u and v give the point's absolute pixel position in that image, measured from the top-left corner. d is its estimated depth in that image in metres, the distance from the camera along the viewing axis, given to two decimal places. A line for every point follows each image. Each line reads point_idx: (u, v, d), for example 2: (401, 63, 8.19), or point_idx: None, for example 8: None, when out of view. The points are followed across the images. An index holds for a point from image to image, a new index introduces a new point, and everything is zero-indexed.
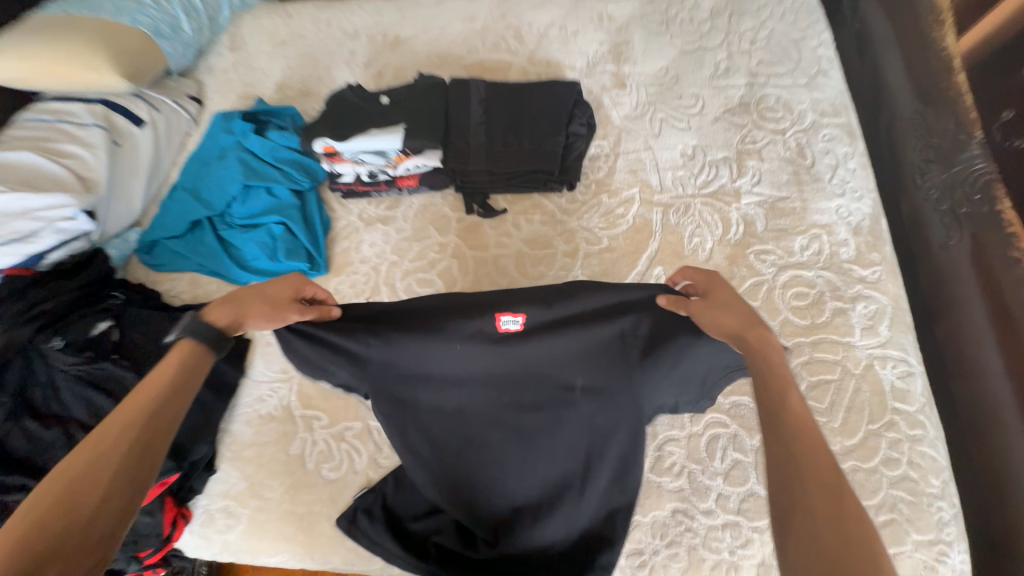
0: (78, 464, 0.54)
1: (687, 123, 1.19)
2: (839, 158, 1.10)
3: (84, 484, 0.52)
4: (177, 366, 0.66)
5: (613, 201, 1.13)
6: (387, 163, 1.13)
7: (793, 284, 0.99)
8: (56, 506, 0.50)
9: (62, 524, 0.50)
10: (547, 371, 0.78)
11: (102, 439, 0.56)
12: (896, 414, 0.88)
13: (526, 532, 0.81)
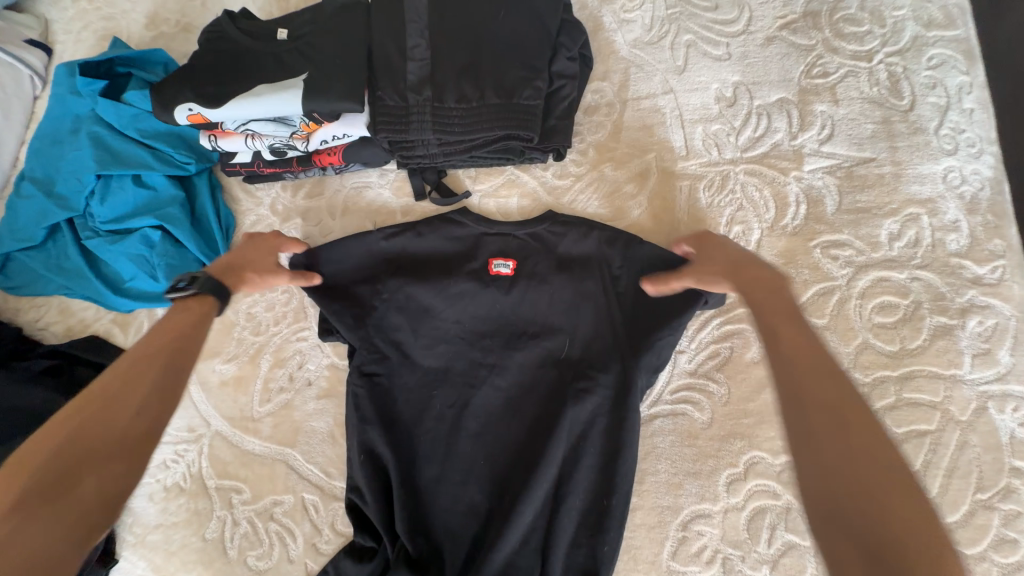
0: (105, 388, 0.51)
1: (726, 48, 0.81)
2: (949, 95, 0.75)
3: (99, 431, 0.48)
4: (192, 315, 0.59)
5: (617, 175, 0.81)
6: (294, 134, 0.79)
7: (876, 293, 0.70)
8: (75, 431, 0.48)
9: (82, 449, 0.47)
10: (528, 318, 0.75)
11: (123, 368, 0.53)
12: (1016, 479, 0.63)
13: (503, 512, 0.70)
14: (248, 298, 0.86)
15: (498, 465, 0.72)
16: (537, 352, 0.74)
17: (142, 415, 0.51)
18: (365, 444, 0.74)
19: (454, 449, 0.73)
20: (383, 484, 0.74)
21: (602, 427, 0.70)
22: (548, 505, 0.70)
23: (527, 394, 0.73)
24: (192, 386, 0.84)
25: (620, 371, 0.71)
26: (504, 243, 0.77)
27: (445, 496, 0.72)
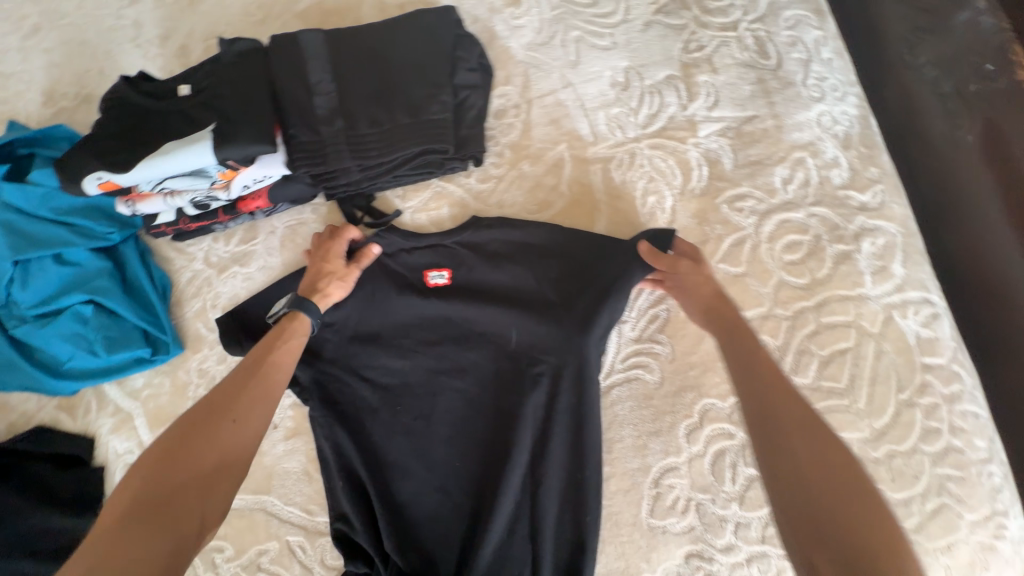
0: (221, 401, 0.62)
1: (611, 38, 0.88)
2: (809, 49, 0.84)
3: (217, 438, 0.58)
4: (288, 339, 0.70)
5: (535, 170, 0.85)
6: (213, 185, 0.79)
7: (782, 234, 0.77)
8: (190, 446, 0.57)
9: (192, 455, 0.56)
10: (473, 316, 0.79)
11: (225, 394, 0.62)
12: (928, 374, 0.71)
13: (485, 504, 0.73)
14: (198, 355, 0.86)
15: (474, 461, 0.75)
16: (491, 348, 0.78)
17: (248, 424, 0.61)
18: (344, 469, 0.76)
19: (430, 456, 0.76)
20: (367, 505, 0.75)
21: (562, 405, 0.74)
22: (527, 487, 0.72)
23: (488, 390, 0.77)
24: None
25: (571, 347, 0.75)
26: (436, 253, 0.80)
27: (429, 503, 0.74)
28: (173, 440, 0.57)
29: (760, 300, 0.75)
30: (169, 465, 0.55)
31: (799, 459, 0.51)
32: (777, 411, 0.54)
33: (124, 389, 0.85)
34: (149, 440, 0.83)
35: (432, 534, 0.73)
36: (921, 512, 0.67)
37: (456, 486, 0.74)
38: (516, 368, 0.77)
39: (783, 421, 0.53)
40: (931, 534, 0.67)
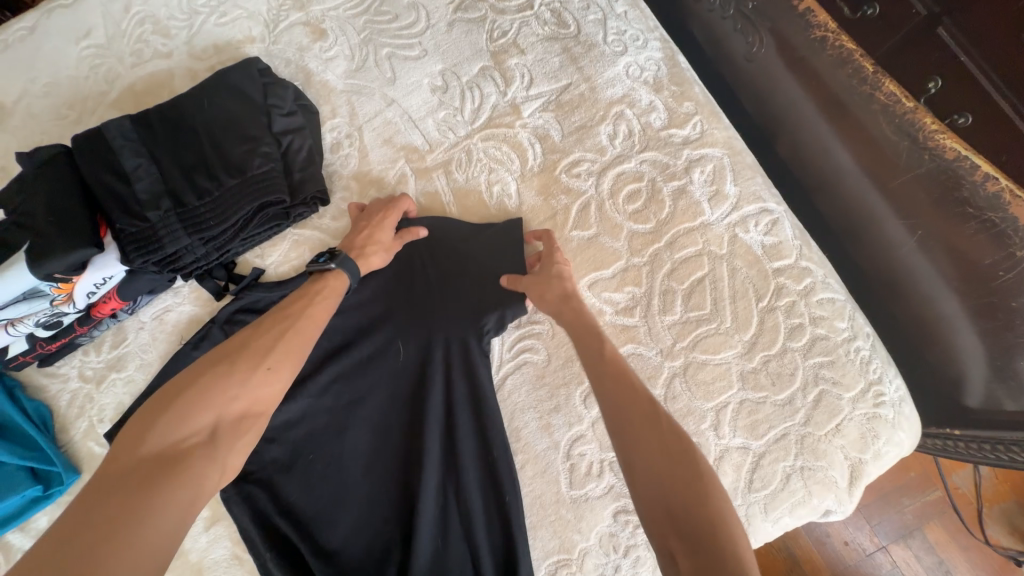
0: (271, 335, 0.64)
1: (419, 46, 0.89)
2: (603, 8, 0.87)
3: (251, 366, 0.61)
4: (331, 285, 0.71)
5: (382, 191, 0.86)
6: (55, 301, 0.77)
7: (620, 187, 0.80)
8: (212, 384, 0.58)
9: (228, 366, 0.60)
10: (355, 342, 0.80)
11: (227, 352, 0.62)
12: (780, 277, 0.75)
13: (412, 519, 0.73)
14: None
15: (394, 482, 0.76)
16: (384, 368, 0.80)
17: (278, 368, 0.62)
18: (267, 535, 0.74)
19: (350, 491, 0.76)
20: (299, 565, 0.73)
21: (461, 399, 0.77)
22: (448, 486, 0.74)
23: (391, 409, 0.78)
24: None
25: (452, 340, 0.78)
26: None
27: (361, 538, 0.73)
28: (214, 364, 0.60)
29: (617, 254, 0.78)
30: (187, 414, 0.56)
31: (646, 458, 0.54)
32: (627, 406, 0.58)
33: (31, 531, 0.82)
34: None
35: (370, 566, 0.72)
36: (806, 405, 0.71)
37: (383, 509, 0.75)
38: (410, 377, 0.79)
39: (635, 424, 0.56)
40: (819, 422, 0.71)
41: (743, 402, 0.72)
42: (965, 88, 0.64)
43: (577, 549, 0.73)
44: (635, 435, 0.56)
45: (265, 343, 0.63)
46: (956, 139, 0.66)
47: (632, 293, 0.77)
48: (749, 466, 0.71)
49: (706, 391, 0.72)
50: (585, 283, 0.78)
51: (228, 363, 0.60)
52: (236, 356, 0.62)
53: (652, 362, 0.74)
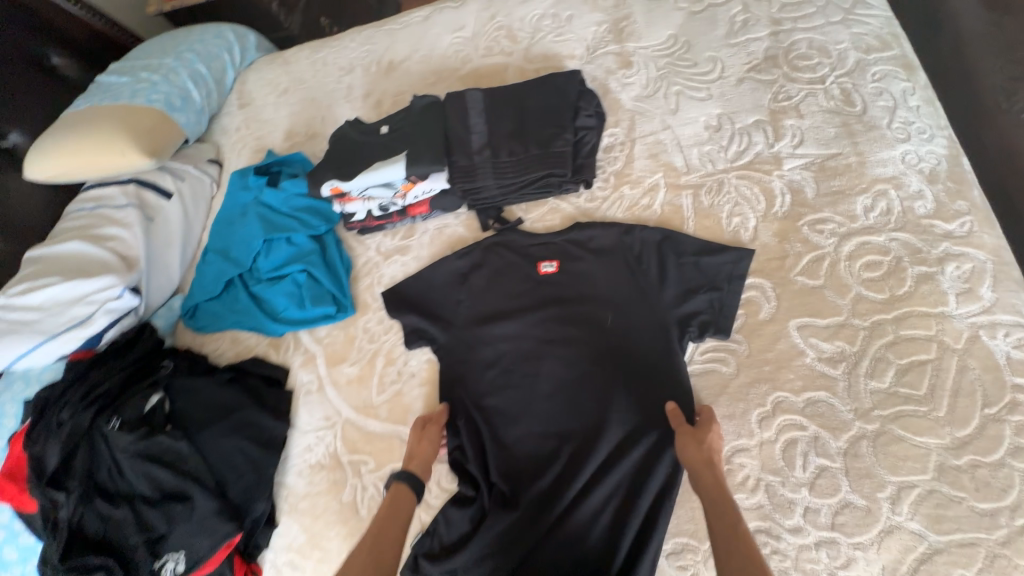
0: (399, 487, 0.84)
1: (707, 91, 1.07)
2: (896, 97, 0.94)
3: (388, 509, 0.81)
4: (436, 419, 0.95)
5: (635, 192, 1.05)
6: (396, 193, 1.10)
7: (862, 254, 0.86)
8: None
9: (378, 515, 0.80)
10: (574, 301, 1.00)
11: (371, 539, 0.76)
12: (1020, 393, 0.73)
13: (579, 451, 0.89)
14: (364, 316, 1.15)
15: (570, 416, 0.92)
16: (591, 328, 0.97)
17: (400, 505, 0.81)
18: (465, 408, 0.97)
19: (533, 407, 0.94)
20: (480, 441, 0.95)
21: (647, 376, 0.91)
22: (614, 439, 0.89)
23: (585, 360, 0.95)
24: (327, 386, 1.11)
25: (656, 329, 0.93)
26: (550, 249, 1.05)
27: (529, 444, 0.92)
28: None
29: (837, 310, 0.84)
30: None
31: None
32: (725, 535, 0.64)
33: (312, 336, 1.17)
34: (324, 374, 1.12)
35: (532, 468, 0.91)
36: (1009, 526, 0.68)
37: (553, 434, 0.92)
38: (609, 344, 0.95)
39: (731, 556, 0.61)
40: (1022, 551, 0.67)
41: (933, 491, 0.72)
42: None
43: (706, 545, 0.81)
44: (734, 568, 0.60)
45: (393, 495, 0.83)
46: None
47: (840, 348, 0.82)
48: (919, 555, 0.70)
49: (894, 464, 0.74)
50: (795, 324, 0.85)
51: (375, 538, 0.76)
52: (377, 537, 0.76)
53: (842, 415, 0.78)
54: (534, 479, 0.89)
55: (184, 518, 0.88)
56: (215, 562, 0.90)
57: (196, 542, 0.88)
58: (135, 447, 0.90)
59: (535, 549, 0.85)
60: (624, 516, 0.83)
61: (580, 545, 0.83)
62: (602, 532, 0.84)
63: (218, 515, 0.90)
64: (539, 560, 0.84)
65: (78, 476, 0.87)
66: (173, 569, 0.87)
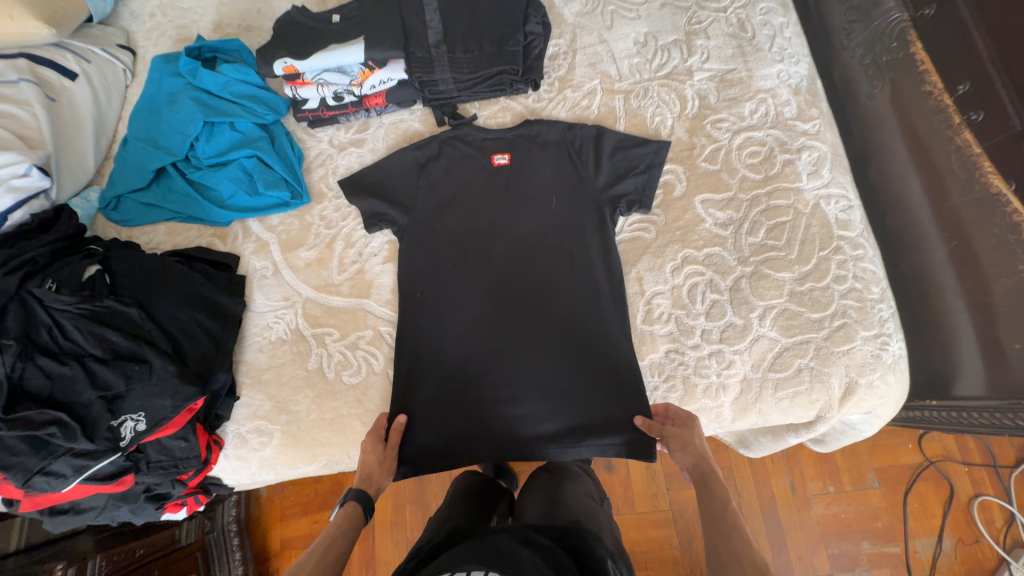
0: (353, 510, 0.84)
1: (636, 12, 1.24)
2: (776, 29, 1.19)
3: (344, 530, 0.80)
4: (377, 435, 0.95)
5: (576, 95, 1.19)
6: (352, 81, 1.13)
7: (747, 145, 1.09)
8: None
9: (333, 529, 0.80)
10: (521, 190, 1.11)
11: (316, 554, 0.75)
12: (841, 240, 1.02)
13: (529, 315, 1.04)
14: (320, 205, 1.17)
15: (518, 287, 1.05)
16: (537, 212, 1.09)
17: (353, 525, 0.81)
18: (424, 282, 1.07)
19: (486, 281, 1.06)
20: (439, 308, 1.05)
21: (588, 248, 1.06)
22: (558, 302, 1.04)
23: (535, 238, 1.08)
24: (283, 270, 1.13)
25: (592, 211, 1.08)
26: (500, 143, 1.15)
27: (483, 312, 1.04)
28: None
29: (729, 187, 1.07)
30: None
31: (730, 539, 0.72)
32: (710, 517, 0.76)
33: (264, 225, 1.16)
34: (280, 259, 1.14)
35: (487, 328, 1.03)
36: (830, 326, 0.97)
37: (504, 301, 1.05)
38: (553, 226, 1.08)
39: (718, 520, 0.75)
40: (836, 341, 0.96)
41: (786, 309, 0.98)
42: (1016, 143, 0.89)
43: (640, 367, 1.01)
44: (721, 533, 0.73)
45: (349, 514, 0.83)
46: (1002, 180, 0.92)
47: (730, 215, 1.05)
48: (774, 352, 0.97)
49: (762, 293, 1.00)
50: (700, 199, 1.07)
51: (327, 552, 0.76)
52: (323, 554, 0.75)
53: (729, 262, 1.02)
54: (489, 339, 1.03)
55: (144, 377, 0.89)
56: (179, 423, 0.91)
57: (158, 402, 0.89)
58: (80, 307, 0.89)
59: (501, 399, 1.00)
60: (565, 362, 1.01)
61: (538, 389, 0.99)
62: (557, 376, 1.00)
63: (180, 376, 0.91)
64: (505, 405, 0.99)
65: (14, 335, 0.84)
66: (134, 427, 0.87)
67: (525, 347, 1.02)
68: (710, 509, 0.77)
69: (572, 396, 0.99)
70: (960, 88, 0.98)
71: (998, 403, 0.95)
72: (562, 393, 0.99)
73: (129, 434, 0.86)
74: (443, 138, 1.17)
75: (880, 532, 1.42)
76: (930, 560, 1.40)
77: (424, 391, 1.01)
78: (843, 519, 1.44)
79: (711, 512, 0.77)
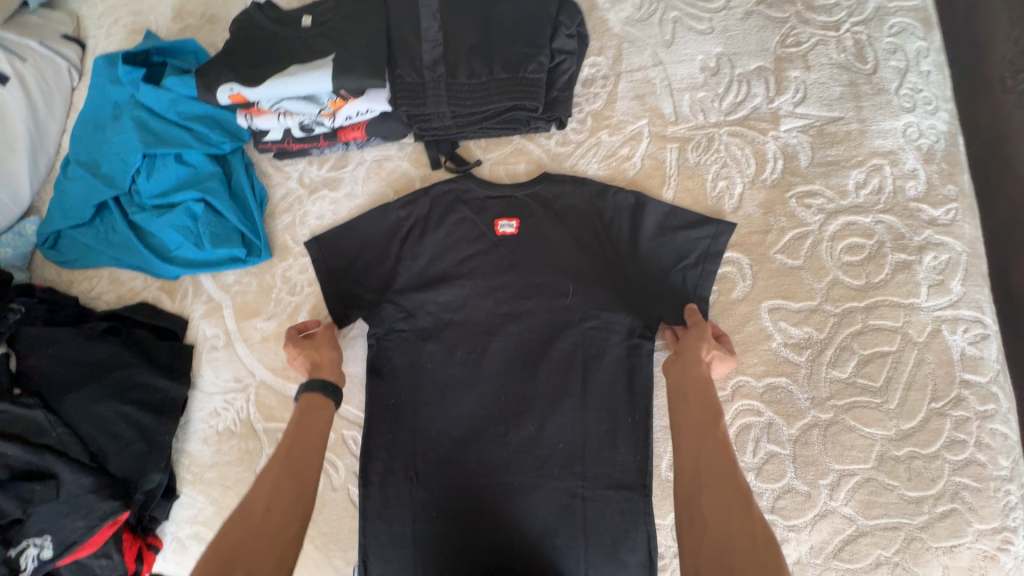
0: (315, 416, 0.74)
1: (709, 22, 0.90)
2: (908, 60, 0.84)
3: (303, 438, 0.71)
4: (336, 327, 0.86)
5: (613, 140, 0.90)
6: (322, 111, 0.87)
7: (845, 235, 0.79)
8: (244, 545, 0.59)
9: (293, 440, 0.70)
10: (529, 270, 0.87)
11: (286, 450, 0.69)
12: (965, 389, 0.73)
13: (528, 439, 0.81)
14: (283, 263, 0.96)
15: (516, 398, 0.83)
16: (549, 302, 0.85)
17: (315, 439, 0.72)
18: (399, 381, 0.86)
19: (477, 386, 0.84)
20: (415, 417, 0.84)
21: (611, 360, 0.82)
22: (567, 425, 0.81)
23: (541, 339, 0.84)
24: (237, 342, 0.94)
25: (621, 311, 0.82)
26: (508, 205, 0.89)
27: (470, 425, 0.83)
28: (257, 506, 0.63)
29: (811, 294, 0.78)
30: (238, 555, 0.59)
31: (713, 515, 0.54)
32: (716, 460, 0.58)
33: (217, 283, 0.97)
34: (233, 329, 0.95)
35: (473, 450, 0.82)
36: (930, 513, 0.71)
37: (497, 417, 0.83)
38: (567, 322, 0.84)
39: (703, 478, 0.57)
40: (936, 535, 0.71)
41: (870, 480, 0.72)
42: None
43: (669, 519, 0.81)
44: (692, 529, 0.54)
45: (309, 421, 0.73)
46: None
47: (808, 335, 0.77)
48: (844, 536, 0.72)
49: (840, 453, 0.73)
50: (767, 306, 0.79)
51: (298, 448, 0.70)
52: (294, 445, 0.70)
53: (799, 403, 0.76)
54: (475, 462, 0.82)
55: (49, 497, 0.75)
56: (96, 542, 0.77)
57: (68, 524, 0.75)
58: None
59: (485, 545, 0.79)
60: (569, 505, 0.79)
61: (531, 535, 0.79)
62: (556, 526, 0.79)
63: (98, 492, 0.77)
64: (486, 558, 0.79)
65: None
66: (37, 555, 0.74)
67: (520, 479, 0.80)
68: (693, 460, 0.59)
69: (574, 548, 0.78)
70: None
71: None
72: (562, 545, 0.78)
73: (30, 565, 0.73)
74: (435, 190, 0.92)
75: None
76: None
77: (392, 525, 0.82)
78: None
79: (693, 443, 0.61)
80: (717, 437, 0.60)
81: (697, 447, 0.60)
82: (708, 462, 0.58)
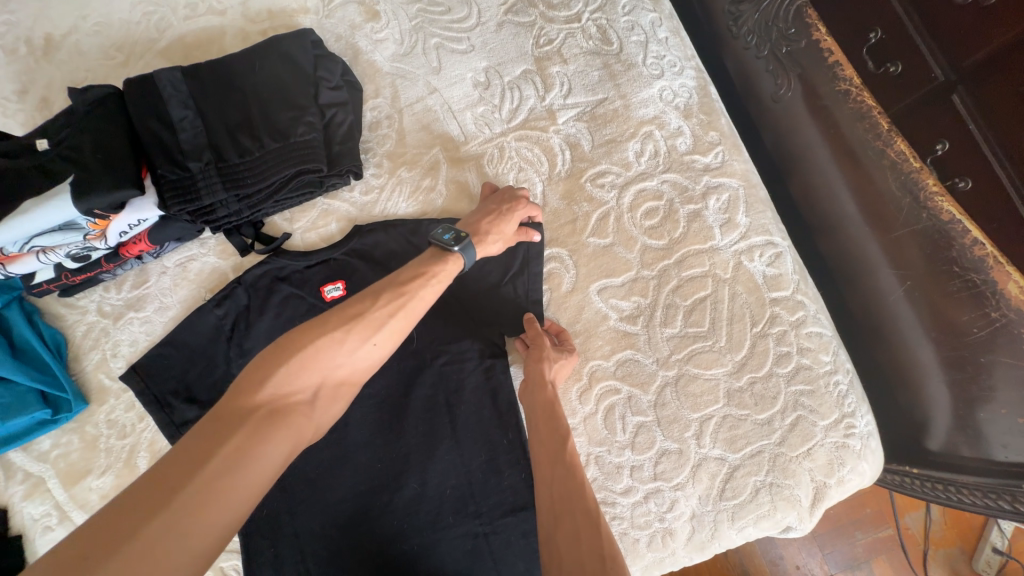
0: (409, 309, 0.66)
1: (468, 41, 0.93)
2: (646, 32, 0.92)
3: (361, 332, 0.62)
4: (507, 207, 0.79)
5: (414, 174, 0.90)
6: (88, 236, 0.80)
7: (640, 203, 0.85)
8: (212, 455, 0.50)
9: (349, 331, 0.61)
10: None
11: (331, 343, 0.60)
12: (776, 306, 0.80)
13: (414, 498, 0.78)
14: (104, 406, 0.86)
15: (392, 461, 0.79)
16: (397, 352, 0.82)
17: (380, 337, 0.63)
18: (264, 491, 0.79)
19: (348, 462, 0.79)
20: (292, 521, 0.78)
21: (472, 389, 0.81)
22: (449, 469, 0.79)
23: (399, 393, 0.81)
24: (72, 513, 0.82)
25: (467, 339, 0.82)
26: (328, 269, 0.86)
27: (352, 506, 0.78)
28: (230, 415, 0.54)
29: (628, 265, 0.83)
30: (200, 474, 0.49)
31: (563, 539, 0.59)
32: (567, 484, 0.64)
33: (31, 454, 0.84)
34: (64, 499, 0.82)
35: (362, 532, 0.77)
36: (782, 427, 0.77)
37: (377, 487, 0.78)
38: (420, 366, 0.82)
39: (556, 506, 0.62)
40: (793, 444, 0.76)
41: (726, 417, 0.77)
42: (970, 151, 0.70)
43: None
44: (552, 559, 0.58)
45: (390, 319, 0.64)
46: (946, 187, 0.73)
47: (637, 304, 0.81)
48: (723, 476, 0.76)
49: (695, 402, 0.78)
50: (595, 287, 0.82)
51: (300, 363, 0.58)
52: (319, 348, 0.59)
53: (648, 369, 0.79)
54: (368, 542, 0.77)
55: None
56: None
57: None
58: None
59: None
60: (473, 548, 0.76)
61: None
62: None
63: None
64: None
65: None
66: None
67: (418, 543, 0.76)
68: (549, 492, 0.64)
69: None
70: (871, 37, 0.78)
71: (995, 481, 0.76)
72: None
73: None
74: (247, 276, 0.86)
75: (872, 520, 1.17)
76: (923, 538, 1.16)
77: None
78: (831, 516, 1.17)
79: (548, 474, 0.66)
80: (564, 461, 0.66)
81: (548, 475, 0.66)
82: (560, 488, 0.64)
